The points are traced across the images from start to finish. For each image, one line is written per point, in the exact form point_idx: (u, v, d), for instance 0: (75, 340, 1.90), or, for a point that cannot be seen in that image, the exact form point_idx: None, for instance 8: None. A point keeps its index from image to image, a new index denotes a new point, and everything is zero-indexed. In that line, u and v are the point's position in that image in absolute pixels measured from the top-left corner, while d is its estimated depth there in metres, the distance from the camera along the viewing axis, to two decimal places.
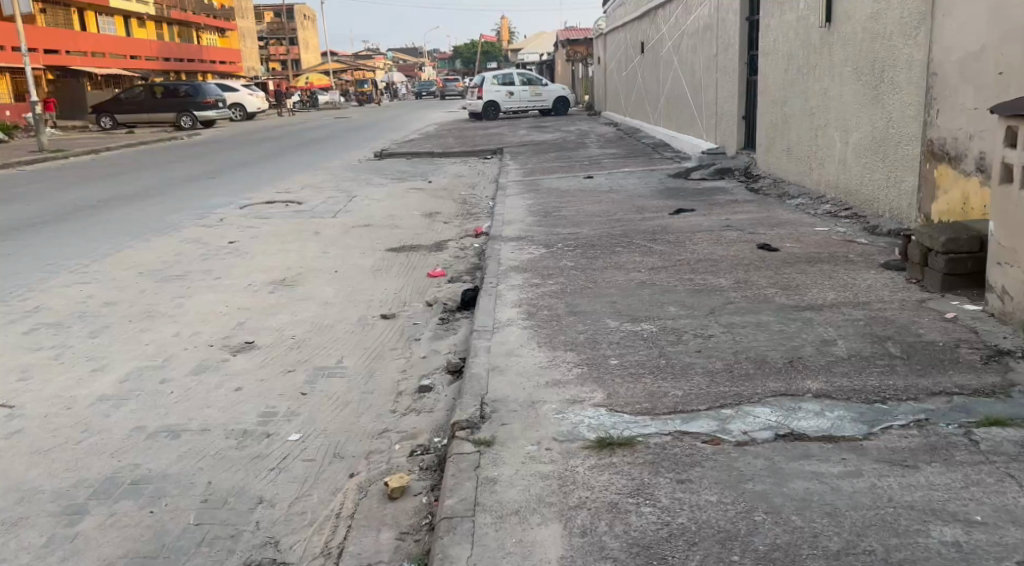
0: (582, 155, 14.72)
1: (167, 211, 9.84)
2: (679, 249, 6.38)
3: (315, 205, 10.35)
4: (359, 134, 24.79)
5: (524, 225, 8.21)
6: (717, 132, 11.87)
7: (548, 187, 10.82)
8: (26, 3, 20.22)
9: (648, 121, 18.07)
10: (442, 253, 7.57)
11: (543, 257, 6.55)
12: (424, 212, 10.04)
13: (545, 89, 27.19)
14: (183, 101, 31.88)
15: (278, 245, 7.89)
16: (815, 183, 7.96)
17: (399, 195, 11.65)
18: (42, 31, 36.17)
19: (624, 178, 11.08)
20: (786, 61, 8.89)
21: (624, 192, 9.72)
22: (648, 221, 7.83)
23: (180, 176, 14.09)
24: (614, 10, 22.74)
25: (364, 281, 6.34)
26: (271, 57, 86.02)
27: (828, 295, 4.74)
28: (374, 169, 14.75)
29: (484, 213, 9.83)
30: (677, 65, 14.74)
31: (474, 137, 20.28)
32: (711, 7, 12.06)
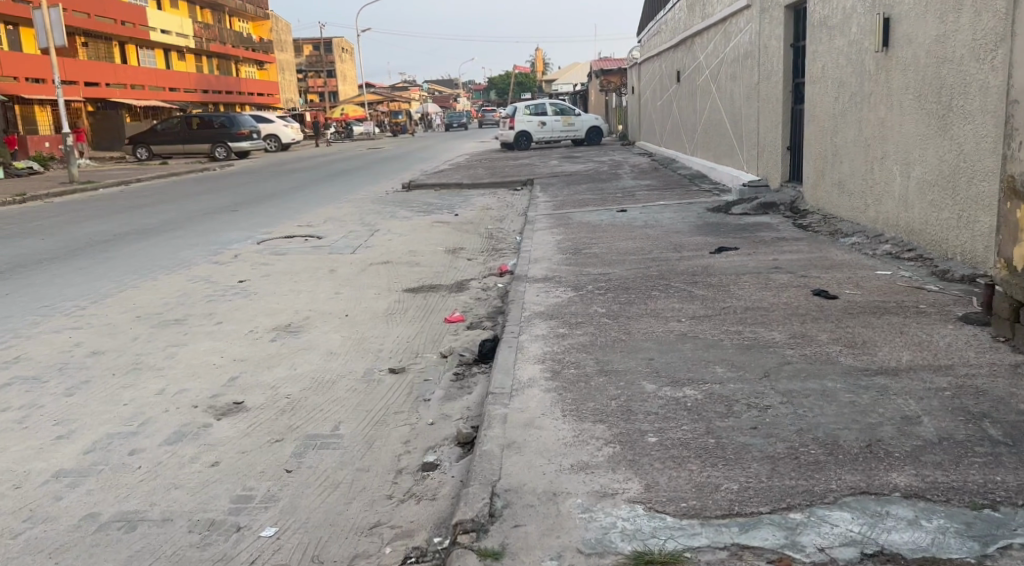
0: (615, 187, 14.15)
1: (182, 247, 9.42)
2: (724, 295, 5.74)
3: (335, 241, 9.88)
4: (390, 165, 24.52)
5: (552, 263, 7.64)
6: (759, 163, 11.25)
7: (580, 221, 10.24)
8: (61, 36, 20.25)
9: (684, 152, 17.51)
10: (463, 294, 7.03)
11: (572, 301, 5.96)
12: (448, 248, 9.51)
13: (578, 119, 26.79)
14: (218, 132, 31.95)
15: (290, 285, 7.39)
16: (872, 221, 7.34)
17: (424, 229, 11.16)
18: (82, 64, 36.63)
19: (661, 212, 10.47)
20: (837, 89, 8.28)
21: (660, 228, 9.10)
22: (688, 260, 7.21)
23: (204, 209, 13.76)
24: (648, 39, 22.31)
25: (375, 327, 5.80)
26: (309, 89, 87.11)
27: (901, 356, 4.11)
28: (400, 201, 14.30)
29: (511, 249, 9.28)
30: (715, 94, 14.18)
31: (505, 168, 19.82)
32: (752, 33, 11.49)
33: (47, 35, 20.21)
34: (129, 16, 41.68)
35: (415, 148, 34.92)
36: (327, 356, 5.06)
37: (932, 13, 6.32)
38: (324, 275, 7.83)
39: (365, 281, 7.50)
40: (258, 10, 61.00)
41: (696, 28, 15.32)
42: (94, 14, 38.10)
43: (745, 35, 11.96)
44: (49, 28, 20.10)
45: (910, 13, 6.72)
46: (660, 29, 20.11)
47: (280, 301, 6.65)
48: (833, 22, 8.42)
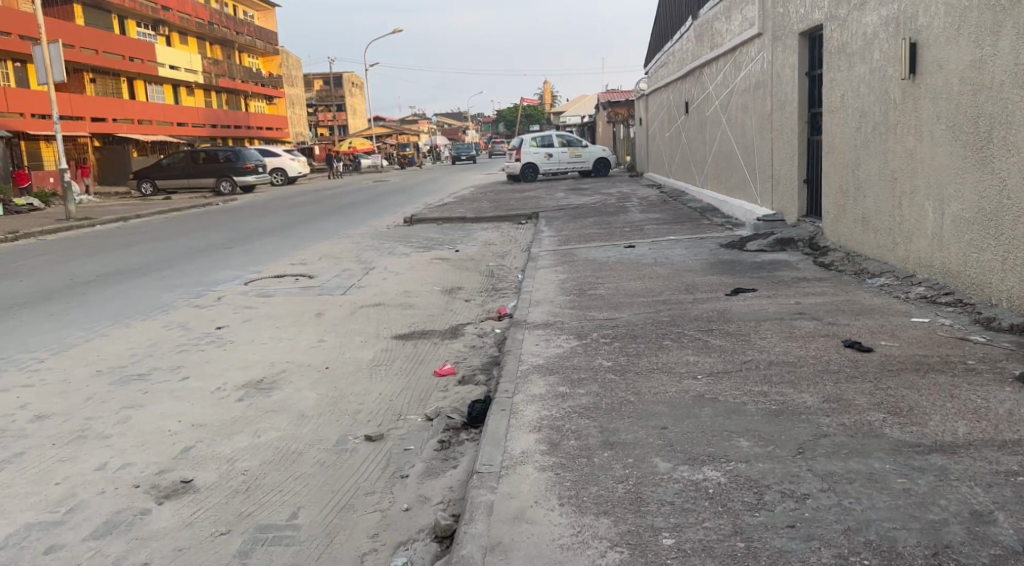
0: (623, 220, 13.62)
1: (166, 289, 8.91)
2: (745, 346, 5.17)
3: (327, 280, 9.37)
4: (394, 198, 24.11)
5: (555, 305, 7.09)
6: (774, 197, 10.71)
7: (586, 258, 9.71)
8: (61, 72, 19.91)
9: (693, 183, 17.00)
10: (457, 341, 6.47)
11: (576, 353, 5.38)
12: (444, 288, 8.96)
13: (585, 151, 26.34)
14: (223, 166, 31.68)
15: (271, 332, 6.86)
16: (902, 260, 6.80)
17: (423, 266, 10.63)
18: (89, 100, 36.53)
19: (671, 247, 9.93)
20: (858, 118, 7.75)
21: (670, 265, 8.55)
22: (702, 303, 6.65)
23: (198, 246, 13.28)
24: (656, 69, 21.88)
25: (357, 382, 5.24)
26: (318, 123, 87.43)
27: (957, 428, 3.53)
28: (400, 236, 13.79)
29: (511, 289, 8.73)
30: (725, 124, 13.69)
31: (510, 201, 19.33)
32: (764, 61, 10.99)
33: (47, 71, 19.87)
34: (138, 52, 41.68)
35: (421, 180, 34.54)
36: (297, 419, 4.50)
37: (966, 36, 5.81)
38: (310, 320, 7.29)
39: (353, 327, 6.95)
40: (267, 45, 61.14)
41: (705, 57, 14.85)
42: (102, 49, 38.01)
43: (757, 64, 11.46)
44: (48, 64, 19.76)
45: (939, 37, 6.20)
46: (668, 59, 19.69)
47: (258, 352, 6.12)
48: (853, 48, 7.90)
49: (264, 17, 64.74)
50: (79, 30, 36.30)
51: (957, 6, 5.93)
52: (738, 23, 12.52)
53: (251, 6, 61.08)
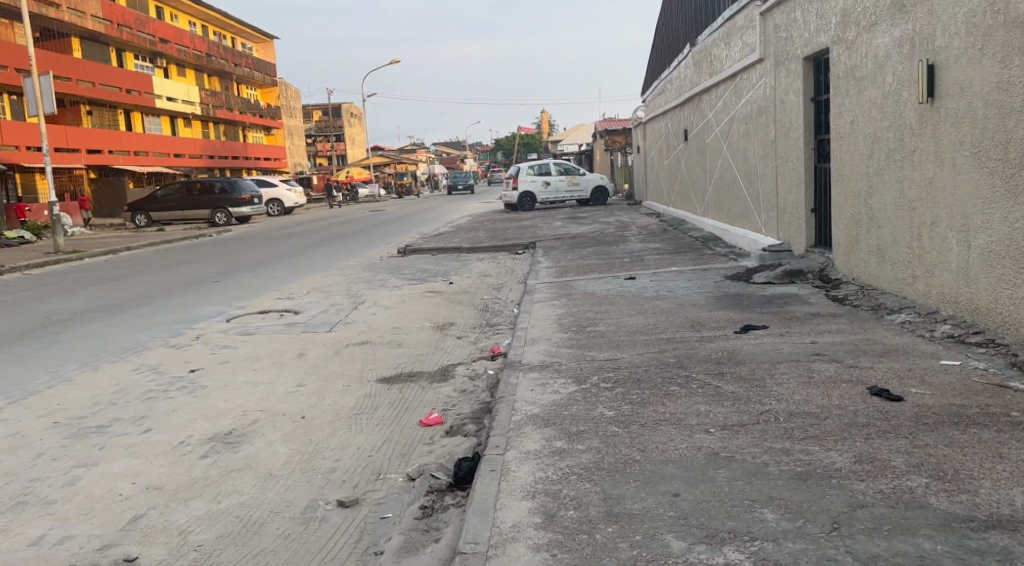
0: (623, 250, 13.20)
1: (142, 328, 8.46)
2: (759, 393, 4.72)
3: (312, 316, 8.91)
4: (390, 228, 23.71)
5: (552, 343, 6.64)
6: (779, 226, 10.30)
7: (585, 291, 9.27)
8: (50, 104, 19.54)
9: (693, 212, 16.64)
10: (446, 385, 6.01)
11: (572, 400, 4.92)
12: (435, 323, 8.51)
13: (583, 179, 26.04)
14: (218, 197, 31.35)
15: (247, 375, 6.40)
16: (923, 295, 6.39)
17: (415, 299, 10.19)
18: (85, 131, 36.26)
19: (673, 279, 9.50)
20: (869, 144, 7.34)
21: (674, 299, 8.12)
22: (709, 342, 6.20)
23: (183, 281, 12.85)
24: (653, 97, 21.62)
25: (334, 435, 4.78)
26: (316, 153, 87.48)
27: (1013, 497, 3.13)
28: (393, 268, 13.36)
29: (506, 324, 8.28)
30: (726, 152, 13.33)
31: (507, 230, 18.93)
32: (766, 87, 10.62)
33: (36, 103, 19.51)
34: (135, 83, 41.48)
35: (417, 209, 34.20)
36: (265, 480, 4.02)
37: (991, 57, 5.46)
38: (290, 363, 6.84)
39: (336, 370, 6.50)
40: (265, 76, 61.09)
41: (704, 84, 14.54)
42: (99, 81, 37.76)
43: (758, 90, 11.11)
44: (38, 95, 19.38)
45: (960, 59, 5.82)
46: (666, 87, 19.42)
47: (229, 400, 5.66)
48: (862, 71, 7.47)
49: (261, 48, 64.75)
50: (76, 62, 36.09)
51: (979, 26, 5.57)
52: (738, 50, 12.19)
53: (249, 37, 61.09)
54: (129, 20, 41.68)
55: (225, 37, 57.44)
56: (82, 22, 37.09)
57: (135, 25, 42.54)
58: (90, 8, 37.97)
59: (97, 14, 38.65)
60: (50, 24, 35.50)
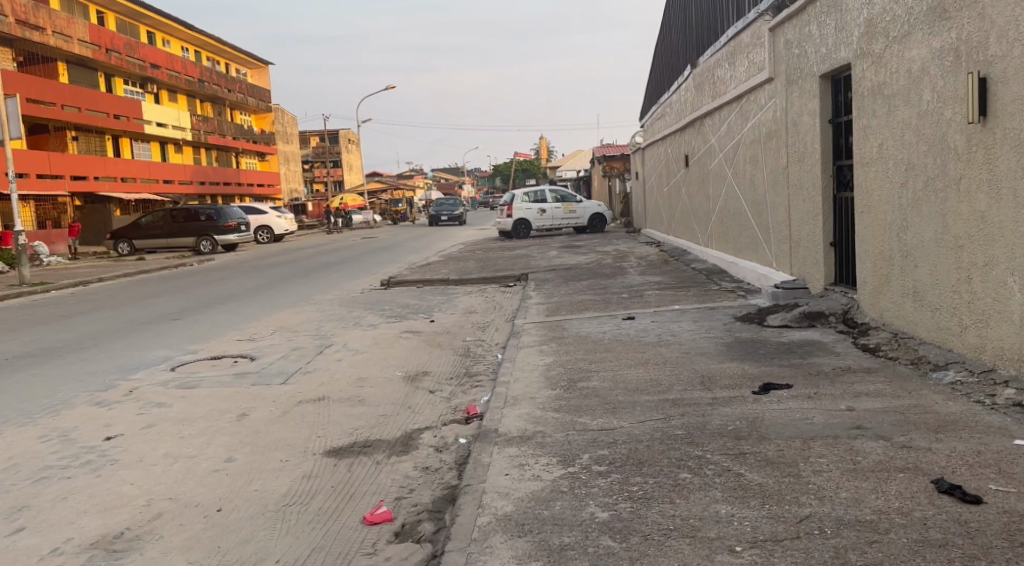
0: (620, 284, 12.20)
1: (72, 381, 7.49)
2: (789, 487, 3.72)
3: (268, 363, 7.92)
4: (379, 257, 22.72)
5: (536, 404, 5.61)
6: (793, 260, 9.31)
7: (577, 334, 8.26)
8: (17, 128, 18.67)
9: (696, 242, 15.66)
10: (406, 460, 4.98)
11: (554, 495, 3.87)
12: (406, 371, 7.49)
13: (579, 206, 25.12)
14: (205, 225, 30.39)
15: (168, 447, 5.40)
16: (974, 349, 5.40)
17: (390, 341, 9.17)
18: (71, 157, 35.37)
19: (676, 321, 8.51)
20: (900, 171, 6.34)
21: (677, 345, 7.13)
22: (723, 406, 5.16)
23: (143, 318, 11.86)
24: (652, 122, 20.74)
25: (249, 546, 3.81)
26: (313, 179, 86.83)
27: None
28: (372, 303, 12.37)
29: (487, 372, 7.25)
30: (731, 178, 12.35)
31: (498, 260, 17.94)
32: (776, 108, 9.65)
33: (3, 127, 18.62)
34: (124, 109, 40.61)
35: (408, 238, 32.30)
36: None
37: None
38: (227, 429, 5.83)
39: (277, 439, 5.48)
40: (260, 102, 60.34)
41: (706, 107, 13.62)
42: (85, 107, 36.93)
43: (767, 112, 10.15)
44: (4, 119, 18.51)
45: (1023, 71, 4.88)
46: (666, 110, 18.50)
47: (135, 485, 4.70)
48: (891, 88, 6.41)
49: (257, 74, 64.07)
50: (62, 87, 35.20)
51: None
52: (744, 69, 11.25)
53: (243, 63, 60.47)
54: (118, 44, 40.91)
55: (219, 62, 56.76)
56: (68, 46, 36.34)
57: (124, 50, 41.71)
58: (77, 32, 37.21)
59: (85, 38, 37.89)
60: (35, 49, 34.72)
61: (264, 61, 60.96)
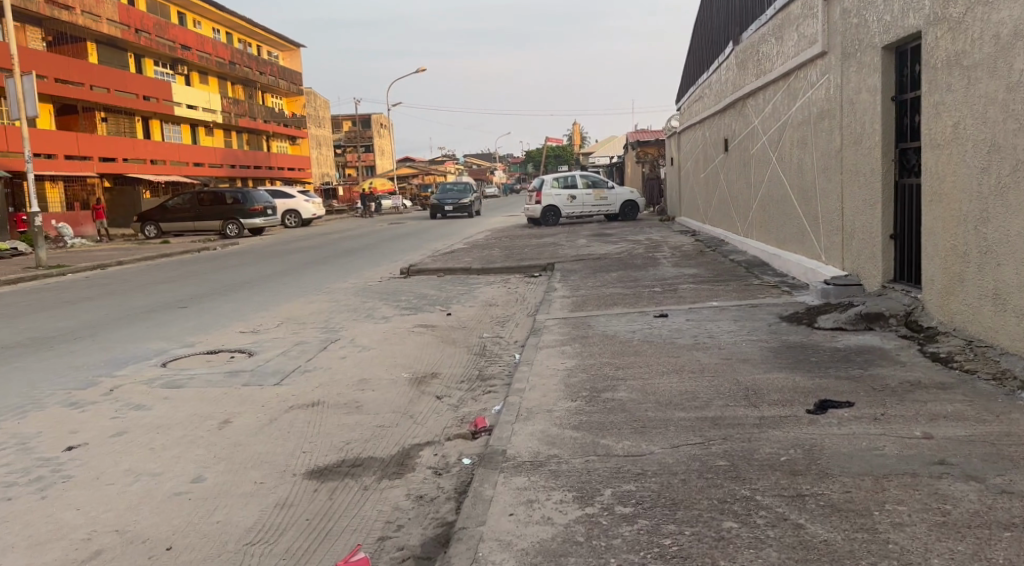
0: (652, 277, 11.40)
1: (52, 378, 6.91)
2: (864, 549, 3.02)
3: (268, 360, 7.26)
4: (403, 243, 22.07)
5: (553, 418, 4.88)
6: (846, 254, 8.48)
7: (603, 332, 7.51)
8: (34, 106, 18.27)
9: (734, 231, 14.80)
10: (400, 484, 4.29)
11: (569, 549, 3.21)
12: (415, 373, 6.78)
13: (611, 193, 24.22)
14: (231, 208, 29.95)
15: (133, 462, 4.76)
16: None
17: (403, 336, 8.48)
18: (100, 139, 35.11)
19: (715, 320, 7.72)
20: (980, 154, 5.51)
21: (716, 350, 6.36)
22: (774, 429, 4.39)
23: (149, 305, 11.28)
24: (689, 104, 19.82)
25: None
26: (347, 165, 86.60)
27: None
28: (388, 293, 11.70)
29: (504, 375, 6.53)
30: (776, 163, 11.50)
31: (525, 248, 17.21)
32: (830, 86, 8.81)
33: (19, 105, 18.18)
34: (154, 91, 40.29)
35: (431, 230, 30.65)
36: None
37: None
38: (208, 439, 5.17)
39: (258, 454, 4.81)
40: (291, 85, 60.00)
41: (749, 87, 12.75)
42: (114, 88, 36.63)
43: (820, 90, 9.29)
44: (20, 97, 18.11)
45: None
46: (704, 93, 17.58)
47: (83, 512, 4.11)
48: (972, 58, 5.54)
49: (288, 57, 63.64)
50: (91, 68, 34.89)
51: None
52: (793, 44, 10.36)
53: (274, 45, 60.10)
54: (148, 25, 40.58)
55: (250, 45, 56.40)
56: (97, 26, 36.03)
57: (154, 31, 41.37)
58: (106, 12, 36.87)
59: (114, 18, 37.56)
60: (64, 29, 34.46)
61: (296, 43, 60.58)
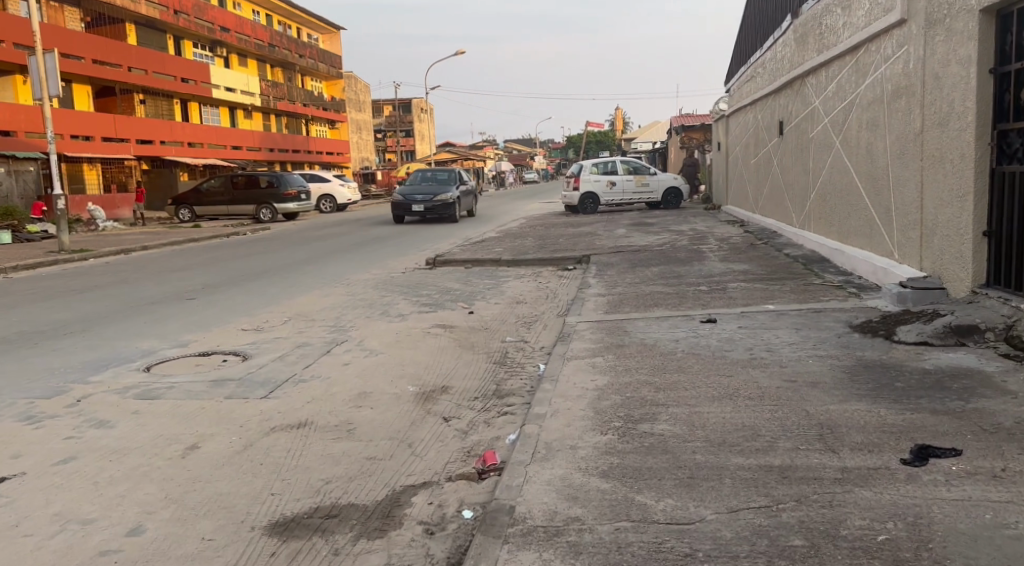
0: (697, 273, 10.40)
1: (19, 383, 6.10)
2: None
3: (262, 365, 6.37)
4: (436, 230, 21.23)
5: (576, 460, 3.98)
6: (928, 253, 7.58)
7: (643, 341, 6.60)
8: (57, 85, 17.69)
9: (787, 223, 13.79)
10: (383, 549, 3.38)
11: None
12: (419, 387, 5.83)
13: (653, 179, 23.10)
14: (264, 192, 29.28)
15: (66, 502, 3.87)
16: None
17: (417, 339, 7.60)
18: (137, 121, 34.67)
19: (775, 330, 6.72)
20: None
21: (777, 369, 5.40)
22: (862, 489, 3.43)
23: (155, 295, 10.50)
24: (739, 86, 18.76)
25: None
26: (387, 150, 86.25)
27: None
28: (410, 287, 10.90)
29: (525, 392, 5.63)
30: (840, 148, 10.61)
31: (560, 238, 16.33)
32: (911, 59, 7.97)
33: (42, 84, 17.60)
34: (193, 73, 39.77)
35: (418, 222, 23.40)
36: None
37: None
38: (166, 471, 4.31)
39: (215, 497, 3.90)
40: (331, 69, 59.51)
41: (811, 63, 11.89)
42: (152, 69, 36.08)
43: (899, 63, 8.35)
44: (43, 75, 17.51)
45: None
46: (757, 73, 16.50)
47: None
48: None
49: (328, 40, 63.16)
50: (128, 49, 34.36)
51: None
52: (865, 13, 9.48)
53: (314, 27, 59.45)
54: (187, 6, 40.00)
55: (291, 28, 55.94)
56: (136, 6, 35.47)
57: (193, 12, 40.84)
58: None
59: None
60: (103, 9, 33.97)
61: (337, 26, 60.04)
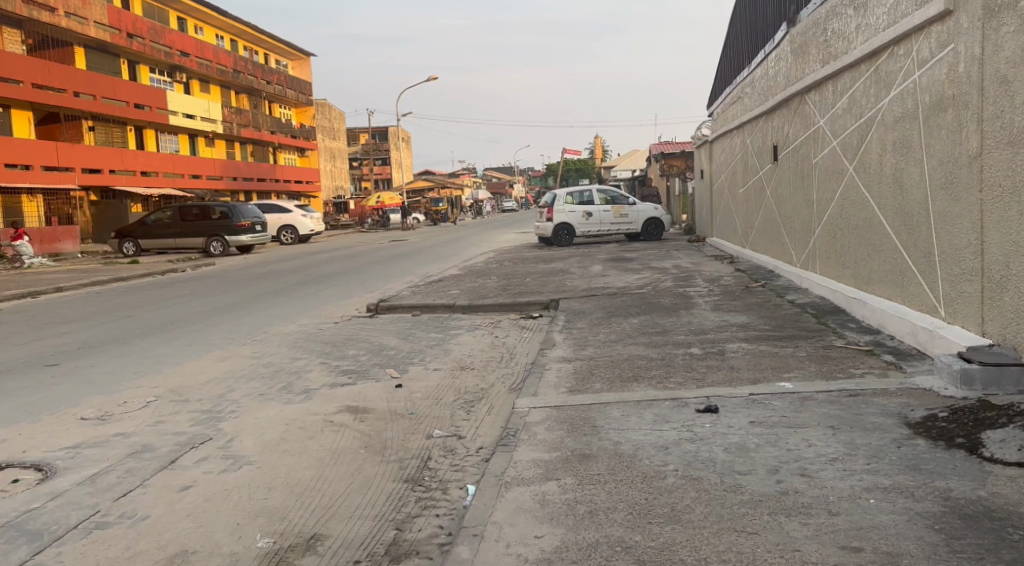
0: (685, 327, 8.50)
1: None
2: None
3: (53, 494, 4.51)
4: (394, 265, 19.20)
5: None
6: (997, 316, 5.73)
7: (615, 450, 4.64)
8: None
9: (786, 260, 11.96)
10: None
11: None
12: (276, 538, 3.97)
13: (632, 209, 21.27)
14: (214, 223, 26.56)
15: None
16: None
17: (309, 433, 5.59)
18: (82, 148, 32.19)
19: (801, 430, 4.78)
20: None
21: (825, 521, 3.49)
22: None
23: (13, 359, 8.45)
24: (724, 108, 17.03)
25: None
26: (362, 178, 84.43)
27: None
28: (334, 345, 8.91)
29: (436, 553, 3.75)
30: (854, 174, 8.77)
31: (528, 277, 14.42)
32: (965, 60, 6.12)
33: None
34: (147, 98, 37.44)
35: None
36: None
37: None
38: None
39: None
40: (300, 95, 57.58)
41: (814, 75, 10.09)
42: (102, 94, 33.83)
43: (944, 67, 6.46)
44: None
45: None
46: (745, 92, 14.77)
47: None
48: None
49: (298, 67, 61.22)
50: (74, 72, 31.99)
51: None
52: (888, 9, 7.67)
53: (283, 53, 57.55)
54: (141, 29, 37.92)
55: (258, 53, 54.09)
56: (82, 29, 33.29)
57: (148, 35, 38.63)
58: (92, 13, 34.14)
59: (102, 21, 34.85)
60: (46, 31, 31.78)
61: (306, 52, 58.24)
